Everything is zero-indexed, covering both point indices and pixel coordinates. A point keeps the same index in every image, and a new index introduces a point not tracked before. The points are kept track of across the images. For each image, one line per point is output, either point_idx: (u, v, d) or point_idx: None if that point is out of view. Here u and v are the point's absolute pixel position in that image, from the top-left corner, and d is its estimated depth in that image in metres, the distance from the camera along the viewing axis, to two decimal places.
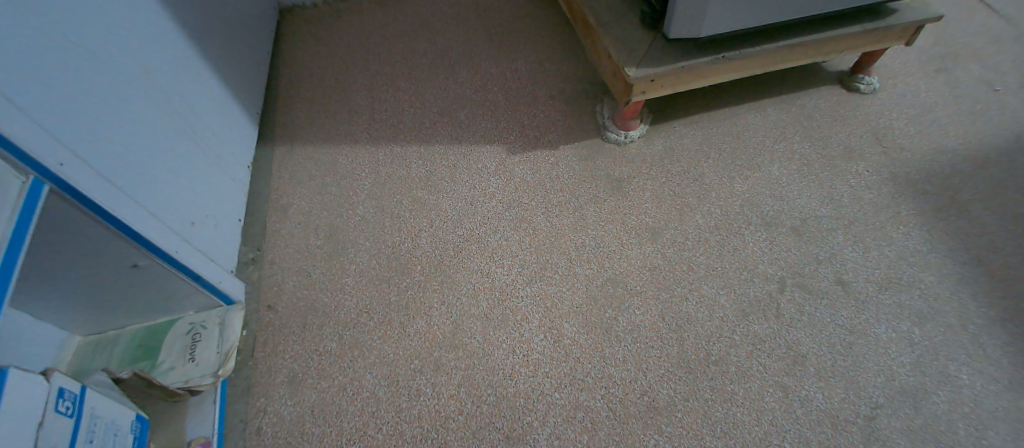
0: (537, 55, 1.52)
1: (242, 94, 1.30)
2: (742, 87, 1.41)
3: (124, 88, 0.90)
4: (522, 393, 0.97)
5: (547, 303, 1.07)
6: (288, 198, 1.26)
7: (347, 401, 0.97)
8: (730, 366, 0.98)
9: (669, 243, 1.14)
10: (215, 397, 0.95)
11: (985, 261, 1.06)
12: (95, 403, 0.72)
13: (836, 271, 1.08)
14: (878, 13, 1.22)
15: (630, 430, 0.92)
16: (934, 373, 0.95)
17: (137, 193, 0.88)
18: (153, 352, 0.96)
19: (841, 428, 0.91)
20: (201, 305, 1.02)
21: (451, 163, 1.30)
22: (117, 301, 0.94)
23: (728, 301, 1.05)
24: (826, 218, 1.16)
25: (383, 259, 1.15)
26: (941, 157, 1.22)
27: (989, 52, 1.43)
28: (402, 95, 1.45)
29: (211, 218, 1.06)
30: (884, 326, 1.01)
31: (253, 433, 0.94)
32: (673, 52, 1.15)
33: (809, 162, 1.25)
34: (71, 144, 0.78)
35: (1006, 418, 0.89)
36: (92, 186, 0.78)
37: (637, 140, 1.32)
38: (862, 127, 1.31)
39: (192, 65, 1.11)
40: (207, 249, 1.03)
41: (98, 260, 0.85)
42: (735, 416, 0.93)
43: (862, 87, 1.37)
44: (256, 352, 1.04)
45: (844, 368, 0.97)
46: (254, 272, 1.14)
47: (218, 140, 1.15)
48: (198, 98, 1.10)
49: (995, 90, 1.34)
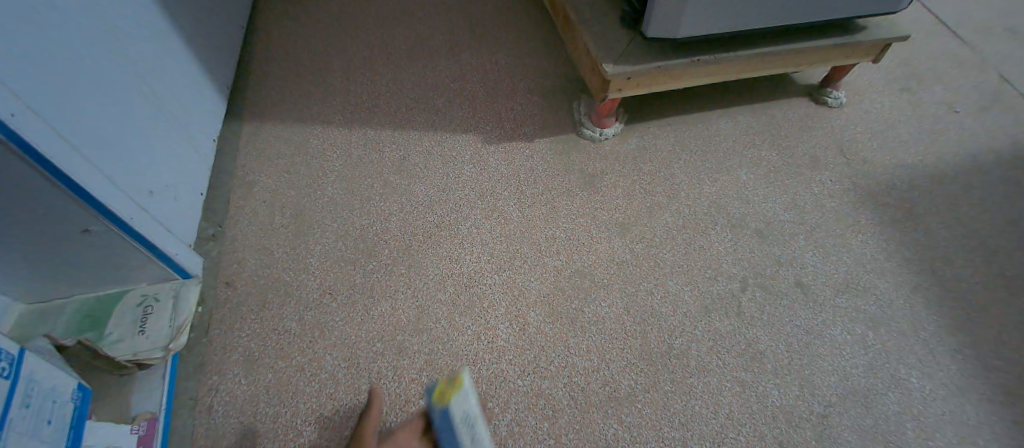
0: (518, 49, 1.53)
1: (214, 66, 1.26)
2: (716, 93, 1.44)
3: (89, 47, 0.86)
4: (484, 379, 0.96)
5: (514, 291, 1.07)
6: (254, 175, 1.22)
7: (304, 382, 0.95)
8: (691, 360, 0.99)
9: (637, 238, 1.15)
10: (163, 373, 0.92)
11: (937, 271, 1.11)
12: (36, 367, 0.73)
13: (797, 274, 1.11)
14: (848, 28, 1.26)
15: (590, 419, 0.93)
16: (885, 375, 0.98)
17: (92, 152, 0.85)
18: (101, 323, 0.93)
19: (795, 423, 0.93)
20: (155, 277, 0.98)
21: (426, 148, 1.29)
22: (65, 268, 0.90)
23: (692, 297, 1.07)
24: (790, 223, 1.19)
25: (350, 241, 1.13)
26: (900, 171, 1.28)
27: (950, 76, 1.50)
28: (379, 79, 1.43)
29: (171, 188, 1.02)
30: (840, 328, 1.04)
31: (203, 411, 0.91)
32: (651, 52, 1.16)
33: (775, 168, 1.29)
34: (26, 96, 0.75)
35: (951, 420, 0.93)
36: (43, 140, 0.75)
37: (612, 138, 1.33)
38: (828, 139, 1.35)
39: (162, 33, 1.07)
40: (165, 219, 0.99)
41: (49, 222, 0.81)
42: (693, 408, 0.94)
43: (829, 101, 1.42)
44: (211, 330, 1.00)
45: (799, 366, 0.99)
46: (213, 248, 1.10)
47: (185, 110, 1.11)
48: (164, 64, 1.06)
49: (955, 112, 1.41)
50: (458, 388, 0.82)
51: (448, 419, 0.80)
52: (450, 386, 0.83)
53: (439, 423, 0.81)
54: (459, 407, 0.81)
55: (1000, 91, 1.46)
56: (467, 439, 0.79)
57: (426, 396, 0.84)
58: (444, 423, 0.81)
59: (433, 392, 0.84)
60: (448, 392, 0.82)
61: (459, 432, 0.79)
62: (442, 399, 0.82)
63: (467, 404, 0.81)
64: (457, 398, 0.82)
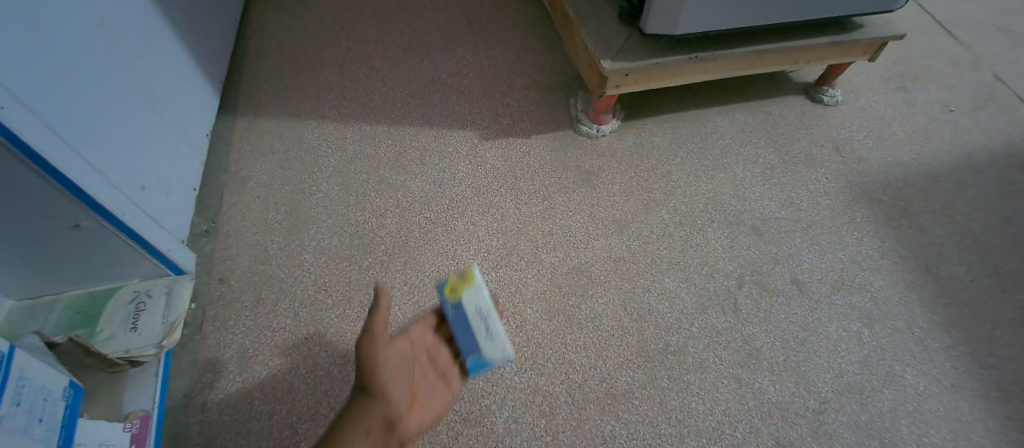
0: (514, 44, 1.52)
1: (207, 60, 1.25)
2: (713, 90, 1.44)
3: (80, 39, 0.85)
4: (481, 376, 0.96)
5: (511, 288, 1.06)
6: (248, 171, 1.21)
7: (299, 379, 0.94)
8: (687, 357, 1.00)
9: (634, 235, 1.15)
10: (156, 370, 0.91)
11: (931, 269, 1.12)
12: (26, 365, 0.72)
13: (793, 271, 1.11)
14: (845, 26, 1.26)
15: (587, 416, 0.93)
16: (880, 372, 0.99)
17: (83, 146, 0.83)
18: (92, 320, 0.92)
19: (791, 420, 0.93)
20: (148, 273, 0.97)
21: (422, 144, 1.29)
22: (55, 264, 0.88)
23: (688, 294, 1.07)
24: (786, 220, 1.19)
25: (345, 237, 1.12)
26: (896, 169, 1.28)
27: (944, 75, 1.51)
28: (375, 74, 1.42)
29: (163, 183, 1.00)
30: (836, 325, 1.04)
31: (197, 409, 0.90)
32: (649, 48, 1.16)
33: (772, 166, 1.29)
34: (15, 88, 0.73)
35: (945, 417, 0.94)
36: (33, 133, 0.74)
37: (609, 135, 1.33)
38: (824, 137, 1.35)
39: (155, 25, 1.06)
40: (157, 214, 0.97)
41: (41, 218, 0.80)
42: (690, 405, 0.94)
43: (825, 99, 1.42)
44: (205, 327, 0.99)
45: (795, 363, 1.00)
46: (206, 244, 1.09)
47: (178, 104, 1.09)
48: (157, 57, 1.04)
49: (950, 110, 1.41)
50: (470, 282, 0.83)
51: (462, 311, 0.81)
52: (462, 280, 0.83)
53: (453, 316, 0.82)
54: (472, 300, 0.82)
55: (994, 91, 1.46)
56: (483, 330, 0.80)
57: (437, 291, 0.84)
58: (458, 316, 0.81)
59: (445, 288, 0.84)
60: (460, 287, 0.83)
61: (474, 323, 0.80)
62: (455, 293, 0.83)
63: (480, 297, 0.82)
64: (470, 292, 0.82)
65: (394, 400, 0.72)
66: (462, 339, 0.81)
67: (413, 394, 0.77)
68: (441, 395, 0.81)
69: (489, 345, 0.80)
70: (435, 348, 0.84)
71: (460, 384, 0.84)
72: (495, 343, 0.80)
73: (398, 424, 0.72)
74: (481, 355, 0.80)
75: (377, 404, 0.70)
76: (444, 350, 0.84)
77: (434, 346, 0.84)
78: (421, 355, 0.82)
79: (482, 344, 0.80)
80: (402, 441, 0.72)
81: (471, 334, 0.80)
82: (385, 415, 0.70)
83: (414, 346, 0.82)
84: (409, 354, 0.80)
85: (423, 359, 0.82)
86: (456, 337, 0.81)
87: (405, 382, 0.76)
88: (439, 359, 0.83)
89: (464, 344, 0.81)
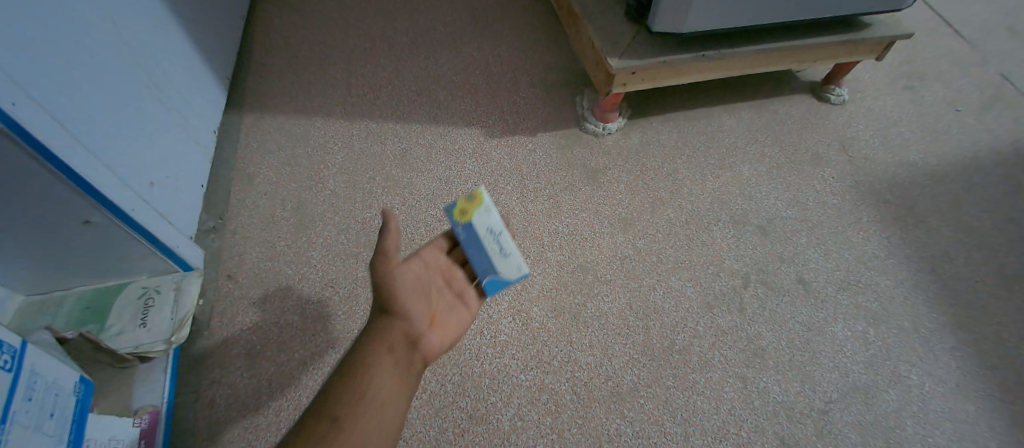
0: (520, 42, 1.52)
1: (215, 57, 1.25)
2: (720, 88, 1.44)
3: (90, 36, 0.85)
4: (487, 374, 0.97)
5: (517, 285, 1.07)
6: (255, 167, 1.21)
7: (307, 375, 0.95)
8: (693, 356, 1.00)
9: (640, 233, 1.15)
10: (165, 366, 0.92)
11: (938, 269, 1.11)
12: (38, 360, 0.73)
13: (799, 271, 1.11)
14: (853, 25, 1.26)
15: (592, 414, 0.93)
16: (886, 372, 0.99)
17: (93, 142, 0.84)
18: (101, 316, 0.93)
19: (796, 419, 0.94)
20: (156, 269, 0.98)
21: (428, 141, 1.29)
22: (65, 259, 0.89)
23: (694, 294, 1.07)
24: (792, 219, 1.19)
25: (352, 234, 1.12)
26: (902, 169, 1.28)
27: (952, 74, 1.50)
28: (381, 71, 1.42)
29: (171, 180, 1.01)
30: (841, 325, 1.04)
31: (205, 404, 0.91)
32: (656, 46, 1.16)
33: (778, 165, 1.29)
34: (26, 84, 0.74)
35: (951, 418, 0.94)
36: (44, 129, 0.75)
37: (615, 133, 1.33)
38: (830, 136, 1.35)
39: (163, 23, 1.06)
40: (165, 211, 0.98)
41: (49, 212, 0.81)
42: (695, 404, 0.95)
43: (832, 98, 1.41)
44: (213, 323, 0.99)
45: (801, 363, 1.00)
46: (214, 240, 1.09)
47: (186, 101, 1.10)
48: (165, 55, 1.04)
49: (957, 110, 1.41)
50: (479, 203, 0.82)
51: (474, 231, 0.81)
52: (471, 202, 0.82)
53: (464, 237, 0.82)
54: (483, 221, 0.81)
55: (1002, 91, 1.46)
56: (496, 249, 0.81)
57: (446, 214, 0.83)
58: (470, 237, 0.81)
59: (454, 210, 0.83)
60: (470, 208, 0.82)
61: (487, 243, 0.81)
62: (465, 215, 0.82)
63: (490, 218, 0.82)
64: (479, 213, 0.82)
65: (413, 316, 0.74)
66: (477, 260, 0.82)
67: (432, 313, 0.78)
68: (462, 314, 0.82)
69: (503, 263, 0.81)
70: (450, 271, 0.84)
71: (477, 304, 0.84)
72: (510, 260, 0.81)
73: (419, 338, 0.74)
74: (497, 273, 0.81)
75: (396, 321, 0.73)
76: (458, 272, 0.85)
77: (448, 267, 0.85)
78: (436, 276, 0.83)
79: (496, 263, 0.81)
80: (424, 355, 0.74)
81: (484, 252, 0.81)
82: (406, 330, 0.73)
83: (429, 269, 0.82)
84: (425, 275, 0.81)
85: (439, 280, 0.82)
86: (471, 258, 0.81)
87: (423, 299, 0.77)
88: (455, 280, 0.84)
89: (478, 265, 0.81)
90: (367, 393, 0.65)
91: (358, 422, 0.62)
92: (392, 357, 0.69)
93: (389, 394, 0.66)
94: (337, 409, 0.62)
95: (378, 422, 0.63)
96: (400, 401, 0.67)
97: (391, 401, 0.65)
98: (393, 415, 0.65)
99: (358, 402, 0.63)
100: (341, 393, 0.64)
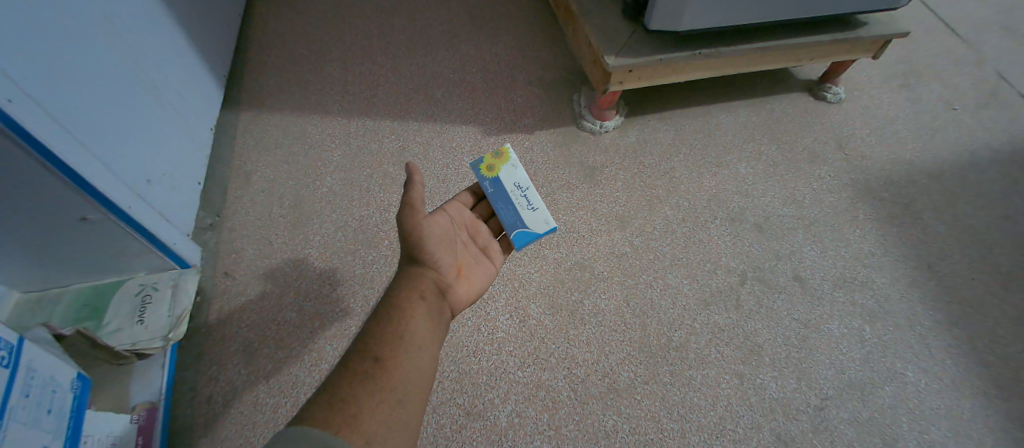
0: (518, 40, 1.52)
1: (212, 54, 1.25)
2: (717, 86, 1.44)
3: (87, 33, 0.85)
4: (484, 371, 0.97)
5: (515, 283, 1.07)
6: (252, 165, 1.21)
7: (304, 372, 0.95)
8: (689, 353, 1.00)
9: (637, 231, 1.16)
10: (163, 362, 0.92)
11: (934, 267, 1.12)
12: (36, 356, 0.73)
13: (795, 268, 1.12)
14: (849, 23, 1.26)
15: (589, 410, 0.93)
16: (882, 369, 0.99)
17: (89, 138, 0.84)
18: (98, 313, 0.93)
19: (792, 416, 0.94)
20: (153, 266, 0.98)
21: (425, 139, 1.29)
22: (61, 257, 0.89)
23: (691, 290, 1.08)
24: (788, 218, 1.19)
25: (349, 231, 1.12)
26: (898, 167, 1.28)
27: (948, 73, 1.51)
28: (379, 69, 1.42)
29: (168, 177, 1.01)
30: (837, 322, 1.05)
31: (202, 402, 0.91)
32: (653, 44, 1.16)
33: (775, 163, 1.29)
34: (22, 81, 0.74)
35: (946, 414, 0.95)
36: (39, 126, 0.75)
37: (612, 131, 1.33)
38: (827, 134, 1.35)
39: (160, 20, 1.06)
40: (163, 208, 0.98)
41: (44, 209, 0.80)
42: (692, 400, 0.95)
43: (828, 96, 1.42)
44: (210, 320, 0.99)
45: (797, 359, 1.00)
46: (211, 238, 1.09)
47: (183, 98, 1.09)
48: (162, 52, 1.04)
49: (954, 109, 1.41)
50: (505, 160, 0.91)
51: (500, 185, 0.89)
52: (498, 158, 0.91)
53: (492, 191, 0.89)
54: (510, 176, 0.90)
55: (998, 90, 1.46)
56: (523, 202, 0.88)
57: (473, 170, 0.91)
58: (498, 191, 0.89)
59: (481, 167, 0.92)
60: (496, 165, 0.91)
61: (515, 197, 0.89)
62: (491, 170, 0.91)
63: (516, 174, 0.90)
64: (506, 169, 0.91)
65: (442, 266, 0.79)
66: (504, 214, 0.88)
67: (460, 264, 0.82)
68: (486, 267, 0.86)
69: (531, 216, 0.88)
70: (474, 226, 0.89)
71: (500, 258, 0.89)
72: (537, 214, 0.88)
73: (448, 287, 0.79)
74: (525, 226, 0.87)
75: (427, 270, 0.77)
76: (482, 227, 0.89)
77: (472, 223, 0.89)
78: (462, 231, 0.87)
79: (523, 216, 0.87)
80: (452, 303, 0.79)
81: (511, 206, 0.88)
82: (436, 279, 0.78)
83: (455, 223, 0.86)
84: (452, 228, 0.84)
85: (465, 235, 0.87)
86: (499, 212, 0.88)
87: (451, 250, 0.81)
88: (480, 234, 0.89)
89: (506, 219, 0.88)
90: (405, 334, 0.68)
91: (402, 361, 0.66)
92: (425, 300, 0.74)
93: (424, 335, 0.70)
94: (379, 348, 0.66)
95: (416, 360, 0.67)
96: (435, 342, 0.71)
97: (427, 338, 0.70)
98: (429, 355, 0.69)
99: (397, 342, 0.67)
100: (379, 332, 0.68)
